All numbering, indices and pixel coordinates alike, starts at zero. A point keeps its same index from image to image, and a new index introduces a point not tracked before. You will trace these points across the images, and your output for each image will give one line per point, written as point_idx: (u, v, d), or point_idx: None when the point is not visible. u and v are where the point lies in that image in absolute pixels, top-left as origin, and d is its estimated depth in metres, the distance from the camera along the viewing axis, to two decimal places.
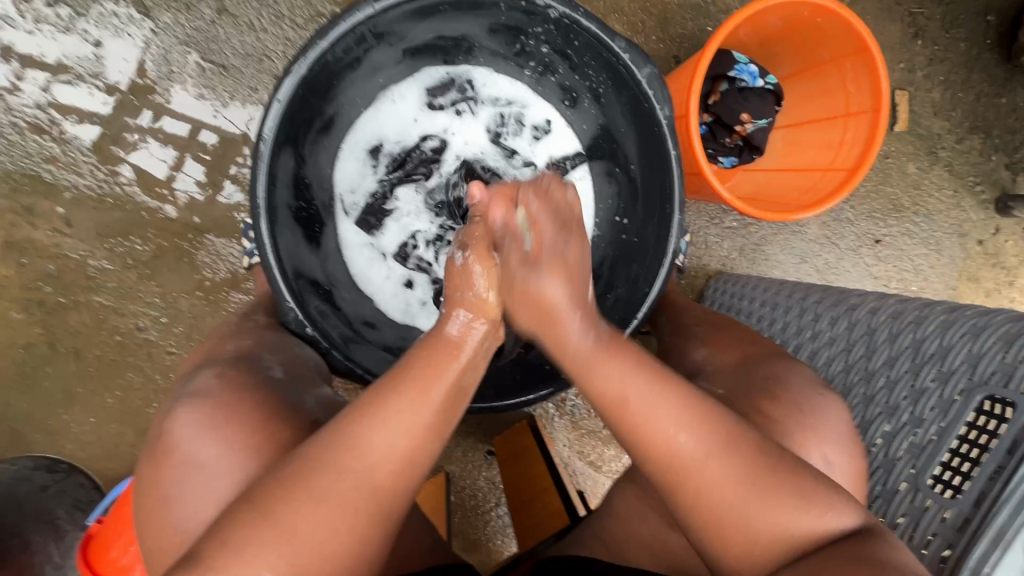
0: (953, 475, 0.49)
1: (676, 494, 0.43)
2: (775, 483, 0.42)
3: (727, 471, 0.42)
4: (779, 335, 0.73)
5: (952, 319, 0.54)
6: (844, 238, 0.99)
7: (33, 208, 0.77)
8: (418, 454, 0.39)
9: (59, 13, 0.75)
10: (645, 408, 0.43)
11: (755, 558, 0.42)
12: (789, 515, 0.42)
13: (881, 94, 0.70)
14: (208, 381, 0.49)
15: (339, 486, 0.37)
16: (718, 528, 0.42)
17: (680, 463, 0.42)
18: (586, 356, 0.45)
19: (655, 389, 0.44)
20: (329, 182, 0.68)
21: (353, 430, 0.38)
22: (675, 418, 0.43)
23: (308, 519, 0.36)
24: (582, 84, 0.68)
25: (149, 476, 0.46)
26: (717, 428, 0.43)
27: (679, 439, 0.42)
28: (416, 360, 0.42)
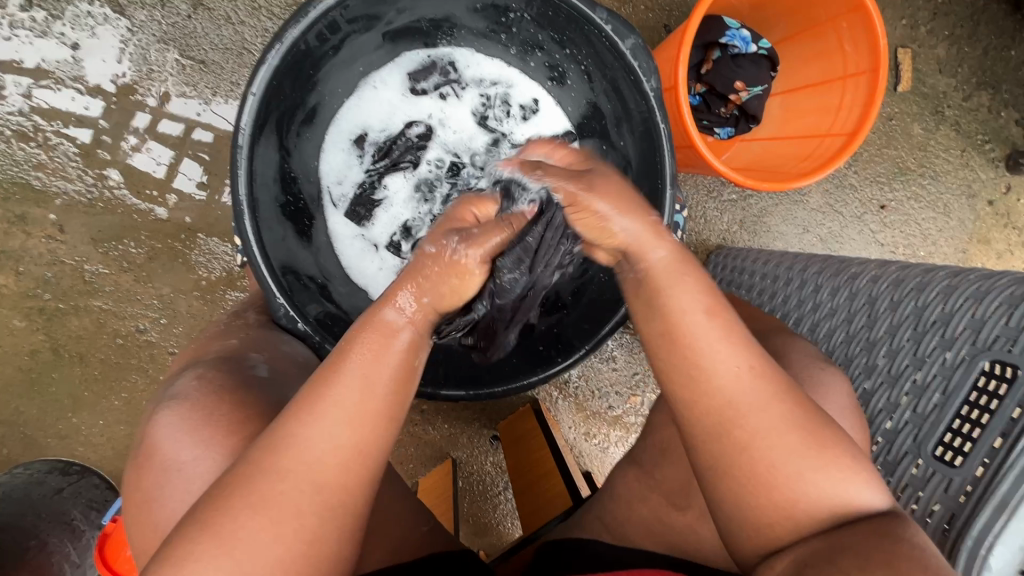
0: (957, 440, 0.48)
1: (725, 439, 0.41)
2: (831, 443, 0.41)
3: (787, 420, 0.40)
4: (780, 308, 0.71)
5: (954, 284, 0.52)
6: (847, 206, 0.97)
7: (26, 216, 0.77)
8: (366, 440, 0.38)
9: (34, 17, 0.75)
10: (705, 347, 0.41)
11: (780, 521, 0.40)
12: (829, 474, 0.40)
13: (879, 52, 0.68)
14: (188, 384, 0.49)
15: (279, 489, 0.36)
16: (769, 484, 0.40)
17: (739, 409, 0.40)
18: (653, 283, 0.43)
19: (721, 329, 0.41)
20: (316, 174, 0.67)
21: (293, 428, 0.37)
22: (740, 360, 0.41)
23: (251, 526, 0.35)
24: (568, 60, 0.66)
25: (133, 480, 0.47)
26: (776, 377, 0.41)
27: (735, 380, 0.40)
28: (354, 347, 0.40)
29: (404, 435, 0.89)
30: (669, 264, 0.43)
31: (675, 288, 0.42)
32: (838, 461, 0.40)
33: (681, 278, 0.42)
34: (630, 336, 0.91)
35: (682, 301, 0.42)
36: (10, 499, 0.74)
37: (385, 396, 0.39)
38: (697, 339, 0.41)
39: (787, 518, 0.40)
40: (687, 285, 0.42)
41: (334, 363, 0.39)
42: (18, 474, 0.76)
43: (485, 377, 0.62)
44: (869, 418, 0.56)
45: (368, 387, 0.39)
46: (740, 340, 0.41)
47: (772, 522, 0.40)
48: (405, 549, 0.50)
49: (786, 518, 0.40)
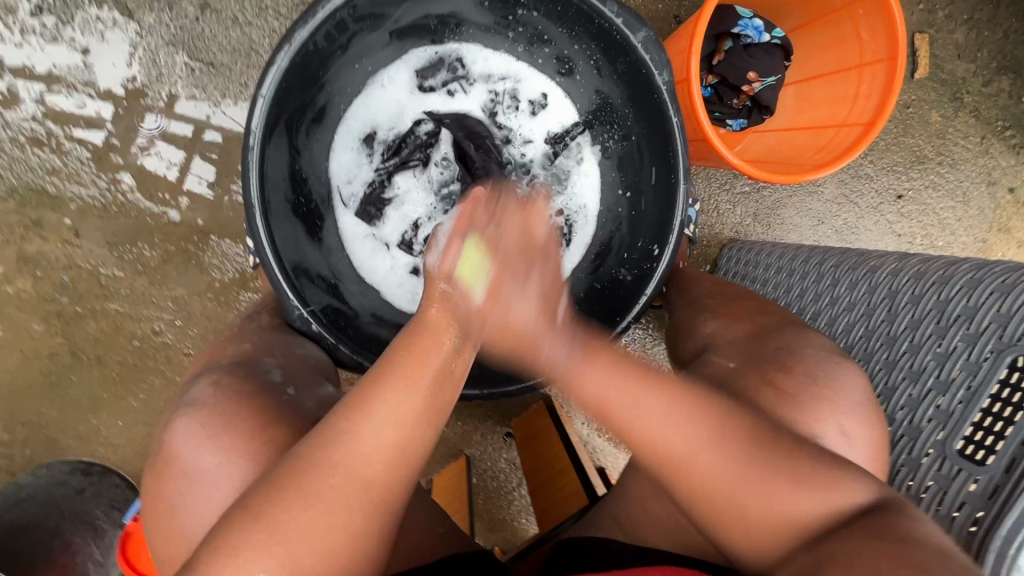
0: (983, 433, 0.47)
1: (673, 483, 0.44)
2: (771, 464, 0.42)
3: (721, 458, 0.43)
4: (795, 302, 0.70)
5: (979, 278, 0.51)
6: (863, 196, 0.95)
7: (41, 221, 0.78)
8: (410, 438, 0.39)
9: (45, 22, 0.75)
10: (628, 411, 0.45)
11: (758, 539, 0.42)
12: (794, 492, 0.41)
13: (897, 39, 0.66)
14: (204, 389, 0.49)
15: (330, 483, 0.36)
16: (722, 516, 0.42)
17: (670, 455, 0.44)
18: (565, 378, 0.47)
19: (630, 389, 0.46)
20: (326, 174, 0.67)
21: (343, 425, 0.38)
22: (660, 415, 0.44)
23: (297, 522, 0.35)
24: (579, 52, 0.65)
25: (153, 486, 0.47)
26: (707, 416, 0.44)
27: (662, 434, 0.44)
28: (394, 355, 0.41)
29: None
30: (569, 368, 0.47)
31: (590, 370, 0.47)
32: (795, 487, 0.41)
33: (586, 367, 0.47)
34: (643, 331, 0.90)
35: (593, 380, 0.46)
36: (34, 500, 0.75)
37: (428, 396, 0.40)
38: (621, 410, 0.45)
39: (763, 534, 0.42)
40: (601, 367, 0.47)
41: (376, 371, 0.40)
42: (42, 475, 0.77)
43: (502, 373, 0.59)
44: (890, 416, 0.55)
45: (411, 391, 0.39)
46: (659, 395, 0.45)
47: (749, 539, 0.42)
48: (422, 550, 0.50)
49: (759, 540, 0.42)
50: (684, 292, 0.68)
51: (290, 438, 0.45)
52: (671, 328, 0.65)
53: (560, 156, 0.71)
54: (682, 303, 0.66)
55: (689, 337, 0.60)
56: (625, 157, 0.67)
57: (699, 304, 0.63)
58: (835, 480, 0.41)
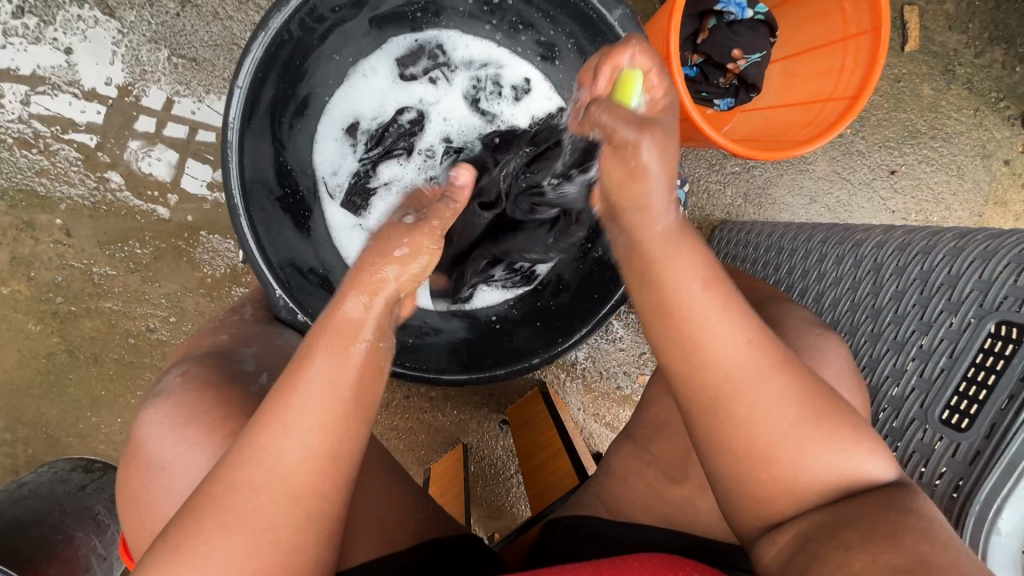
0: (963, 402, 0.47)
1: (726, 417, 0.41)
2: (832, 415, 0.41)
3: (786, 390, 0.41)
4: (785, 280, 0.70)
5: (962, 246, 0.50)
6: (855, 173, 0.94)
7: (33, 222, 0.79)
8: (341, 444, 0.38)
9: (26, 23, 0.75)
10: (702, 325, 0.40)
11: (786, 490, 0.41)
12: (830, 447, 0.41)
13: (879, 11, 0.65)
14: (173, 380, 0.50)
15: (251, 503, 0.36)
16: (765, 464, 0.41)
17: (737, 381, 0.40)
18: (660, 247, 0.42)
19: (719, 301, 0.41)
20: (311, 166, 0.67)
21: (262, 436, 0.37)
22: (742, 334, 0.40)
23: (232, 536, 0.35)
24: (560, 36, 0.64)
25: (122, 477, 0.48)
26: (775, 351, 0.41)
27: (740, 355, 0.40)
28: (314, 351, 0.38)
29: (414, 422, 0.90)
30: (668, 239, 0.42)
31: (675, 258, 0.41)
32: (849, 447, 0.41)
33: (675, 253, 0.41)
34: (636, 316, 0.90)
35: (678, 271, 0.41)
36: (37, 496, 0.74)
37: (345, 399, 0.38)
38: (699, 318, 0.40)
39: (792, 488, 0.41)
40: (683, 260, 0.41)
41: (299, 367, 0.38)
42: (43, 471, 0.77)
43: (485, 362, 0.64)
44: (875, 387, 0.55)
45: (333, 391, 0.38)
46: (740, 316, 0.41)
47: (781, 497, 0.41)
48: (407, 534, 0.51)
49: (782, 495, 0.41)
50: None
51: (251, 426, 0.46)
52: None
53: None
54: None
55: None
56: None
57: None
58: (858, 443, 0.41)
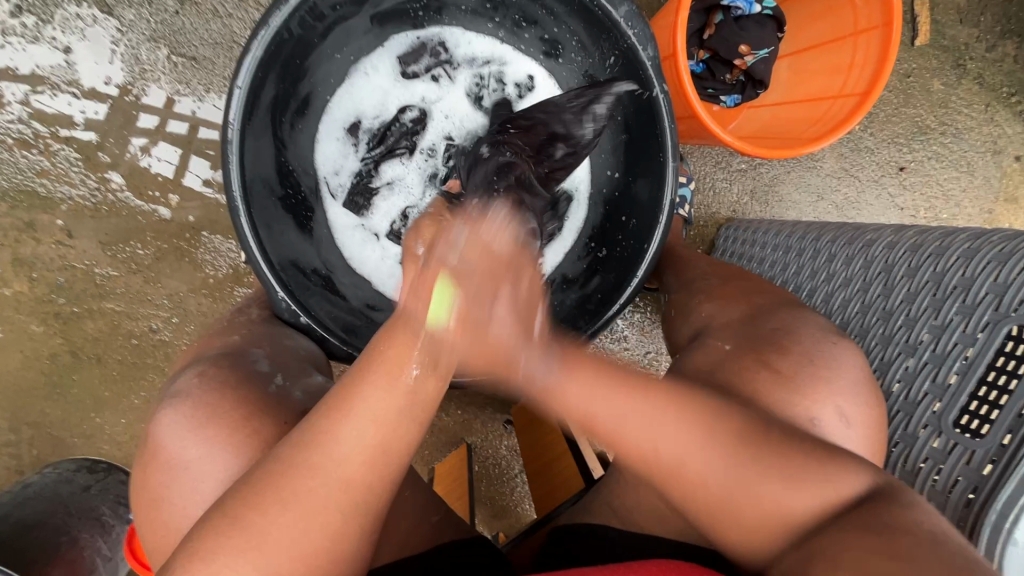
0: (980, 406, 0.46)
1: (674, 484, 0.43)
2: (778, 452, 0.41)
3: (716, 454, 0.42)
4: (793, 280, 0.69)
5: (976, 248, 0.50)
6: (864, 169, 0.93)
7: (34, 223, 0.78)
8: (393, 441, 0.39)
9: (25, 23, 0.74)
10: (614, 418, 0.44)
11: (758, 530, 0.41)
12: (789, 481, 0.40)
13: (891, 6, 0.64)
14: (191, 381, 0.49)
15: (307, 485, 0.37)
16: (727, 515, 0.41)
17: (668, 460, 0.43)
18: (551, 391, 0.44)
19: (620, 389, 0.44)
20: (313, 166, 0.66)
21: (323, 426, 0.38)
22: (654, 415, 0.43)
23: (285, 521, 0.36)
24: (564, 33, 0.63)
25: (140, 478, 0.47)
26: (693, 417, 0.43)
27: (662, 440, 0.43)
28: (375, 355, 0.40)
29: None
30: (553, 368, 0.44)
31: (574, 375, 0.44)
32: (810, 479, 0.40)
33: (571, 372, 0.44)
34: (641, 315, 0.89)
35: (576, 389, 0.44)
36: (41, 498, 0.74)
37: (408, 395, 0.39)
38: (610, 417, 0.44)
39: (769, 529, 0.40)
40: (585, 366, 0.45)
41: (363, 369, 0.40)
42: (47, 473, 0.77)
43: None
44: (887, 391, 0.54)
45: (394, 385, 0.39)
46: (646, 399, 0.44)
47: (755, 536, 0.41)
48: (413, 539, 0.50)
49: (758, 523, 0.40)
50: (678, 273, 0.67)
51: (275, 427, 0.46)
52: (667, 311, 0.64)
53: None
54: (675, 284, 0.65)
55: (683, 318, 0.59)
56: (615, 137, 0.66)
57: (692, 284, 0.62)
58: (817, 465, 0.40)
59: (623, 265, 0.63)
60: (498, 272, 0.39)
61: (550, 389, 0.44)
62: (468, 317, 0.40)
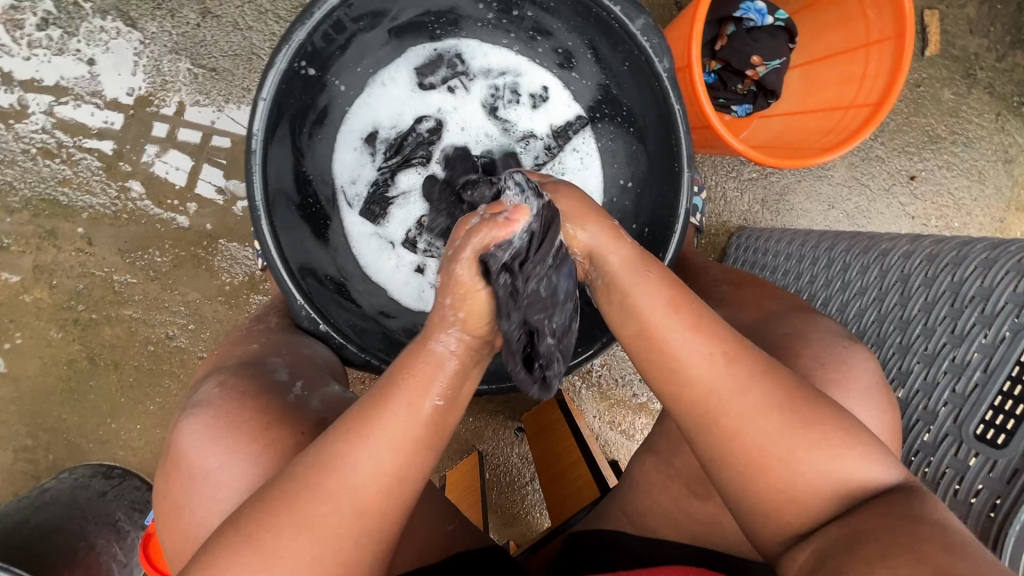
0: (999, 416, 0.46)
1: (713, 423, 0.42)
2: (817, 421, 0.41)
3: (763, 404, 0.41)
4: (806, 289, 0.69)
5: (994, 257, 0.50)
6: (874, 178, 0.93)
7: (55, 230, 0.80)
8: (409, 467, 0.39)
9: (50, 35, 0.76)
10: (675, 347, 0.42)
11: (788, 480, 0.41)
12: (830, 453, 0.40)
13: (904, 17, 0.64)
14: (211, 391, 0.50)
15: (321, 511, 0.37)
16: (756, 468, 0.41)
17: (713, 397, 0.41)
18: (616, 284, 0.45)
19: (685, 321, 0.42)
20: (330, 174, 0.67)
21: (340, 451, 0.38)
22: (710, 350, 0.42)
23: (297, 545, 0.36)
24: (579, 43, 0.64)
25: (162, 489, 0.48)
26: (754, 362, 0.42)
27: (712, 370, 0.41)
28: (398, 383, 0.40)
29: None
30: (625, 270, 0.45)
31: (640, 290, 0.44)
32: (843, 461, 0.40)
33: (632, 286, 0.44)
34: None
35: (644, 304, 0.43)
36: (58, 503, 0.75)
37: (426, 424, 0.40)
38: (668, 339, 0.42)
39: (795, 490, 0.41)
40: (647, 290, 0.44)
41: (378, 402, 0.40)
42: (64, 478, 0.78)
43: (509, 370, 0.60)
44: (905, 400, 0.54)
45: (414, 416, 0.40)
46: (707, 332, 0.42)
47: (782, 485, 0.41)
48: (431, 548, 0.50)
49: (786, 488, 0.41)
50: (691, 282, 0.67)
51: (293, 436, 0.46)
52: None
53: (562, 150, 0.70)
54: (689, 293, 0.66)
55: None
56: (628, 148, 0.67)
57: (706, 294, 0.63)
58: (860, 449, 0.41)
59: None
60: (588, 211, 0.46)
61: (618, 290, 0.45)
62: (591, 255, 0.46)
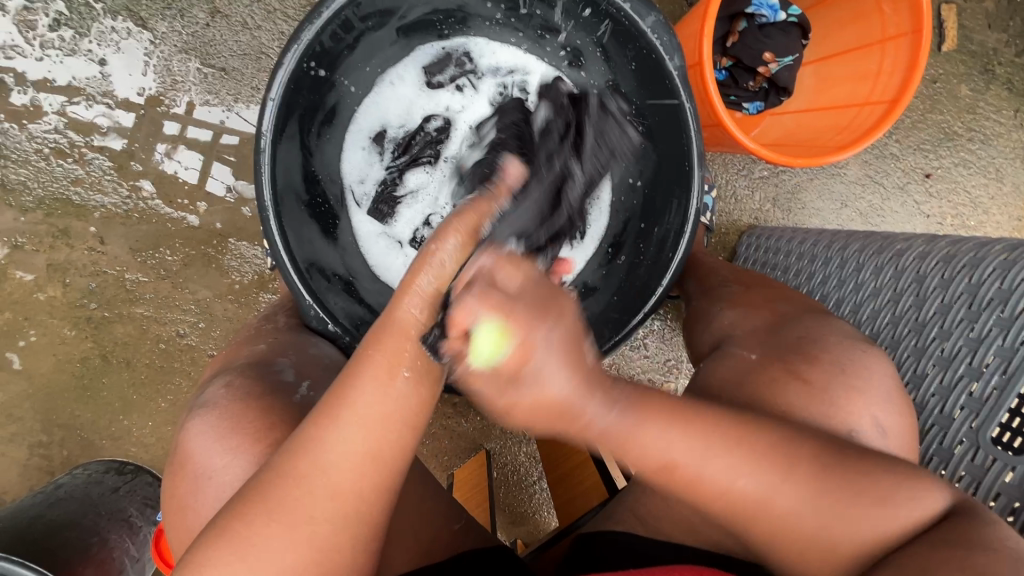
0: (1019, 421, 0.46)
1: (755, 526, 0.42)
2: (857, 482, 0.41)
3: (800, 497, 0.41)
4: (819, 288, 0.68)
5: (1013, 259, 0.49)
6: (888, 176, 0.91)
7: (68, 229, 0.80)
8: (385, 445, 0.39)
9: (63, 36, 0.77)
10: (696, 467, 0.42)
11: (837, 553, 0.41)
12: (874, 511, 0.40)
13: (921, 12, 0.63)
14: (218, 392, 0.50)
15: (292, 495, 0.37)
16: (806, 553, 0.42)
17: (749, 503, 0.42)
18: (615, 434, 0.42)
19: (694, 438, 0.42)
20: (339, 173, 0.67)
21: (315, 433, 0.39)
22: (732, 465, 0.42)
23: (274, 530, 0.37)
24: (591, 41, 0.63)
25: (168, 489, 0.48)
26: (772, 460, 0.42)
27: (737, 482, 0.42)
28: (367, 354, 0.40)
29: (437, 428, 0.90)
30: (619, 420, 0.42)
31: (638, 430, 0.42)
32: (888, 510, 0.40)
33: (636, 430, 0.42)
34: (661, 323, 0.89)
35: (650, 438, 0.42)
36: (72, 499, 0.75)
37: (397, 400, 0.39)
38: (690, 462, 0.42)
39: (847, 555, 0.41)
40: (651, 416, 0.43)
41: (346, 381, 0.40)
42: (78, 474, 0.79)
43: None
44: (919, 404, 0.53)
45: (382, 392, 0.39)
46: (717, 441, 0.42)
47: (832, 561, 0.41)
48: (436, 548, 0.51)
49: (836, 556, 0.41)
50: (701, 282, 0.66)
51: None
52: (689, 319, 0.63)
53: None
54: (699, 293, 0.65)
55: (706, 328, 0.59)
56: None
57: (715, 294, 0.62)
58: (902, 494, 0.41)
59: (646, 273, 0.63)
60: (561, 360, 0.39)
61: (622, 440, 0.42)
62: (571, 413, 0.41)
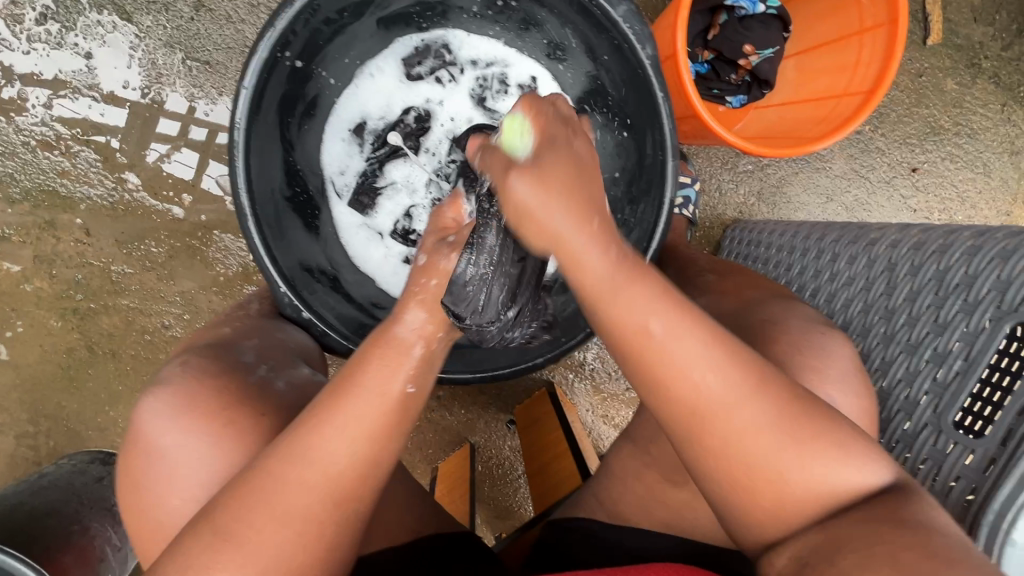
0: (978, 404, 0.46)
1: (711, 446, 0.40)
2: (815, 432, 0.40)
3: (760, 419, 0.39)
4: (796, 280, 0.69)
5: (980, 245, 0.49)
6: (874, 170, 0.91)
7: (55, 221, 0.81)
8: (384, 454, 0.40)
9: (49, 30, 0.78)
10: (670, 349, 0.39)
11: (781, 502, 0.40)
12: (828, 463, 0.40)
13: (896, 3, 0.63)
14: (172, 372, 0.50)
15: (292, 495, 0.38)
16: (758, 493, 0.40)
17: (712, 406, 0.39)
18: (603, 288, 0.40)
19: (683, 321, 0.39)
20: (319, 165, 0.67)
21: (310, 441, 0.39)
22: (709, 360, 0.39)
23: (268, 528, 0.37)
24: (566, 33, 0.64)
25: (123, 469, 0.49)
26: (748, 370, 0.40)
27: (706, 380, 0.39)
28: (368, 361, 0.41)
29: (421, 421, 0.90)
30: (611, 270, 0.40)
31: (628, 286, 0.40)
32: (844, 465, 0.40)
33: (618, 291, 0.40)
34: None
35: (634, 303, 0.40)
36: (55, 487, 0.76)
37: (396, 409, 0.41)
38: (666, 351, 0.39)
39: (790, 508, 0.40)
40: (640, 287, 0.40)
41: (343, 390, 0.40)
42: (63, 464, 0.79)
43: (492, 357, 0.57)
44: (887, 388, 0.53)
45: (382, 400, 0.40)
46: (701, 335, 0.39)
47: (781, 510, 0.40)
48: (401, 532, 0.50)
49: (781, 505, 0.40)
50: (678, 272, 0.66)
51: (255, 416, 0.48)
52: None
53: None
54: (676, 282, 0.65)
55: None
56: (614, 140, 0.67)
57: (690, 283, 0.62)
58: (857, 453, 0.40)
59: None
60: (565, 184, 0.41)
61: (609, 288, 0.40)
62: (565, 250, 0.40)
